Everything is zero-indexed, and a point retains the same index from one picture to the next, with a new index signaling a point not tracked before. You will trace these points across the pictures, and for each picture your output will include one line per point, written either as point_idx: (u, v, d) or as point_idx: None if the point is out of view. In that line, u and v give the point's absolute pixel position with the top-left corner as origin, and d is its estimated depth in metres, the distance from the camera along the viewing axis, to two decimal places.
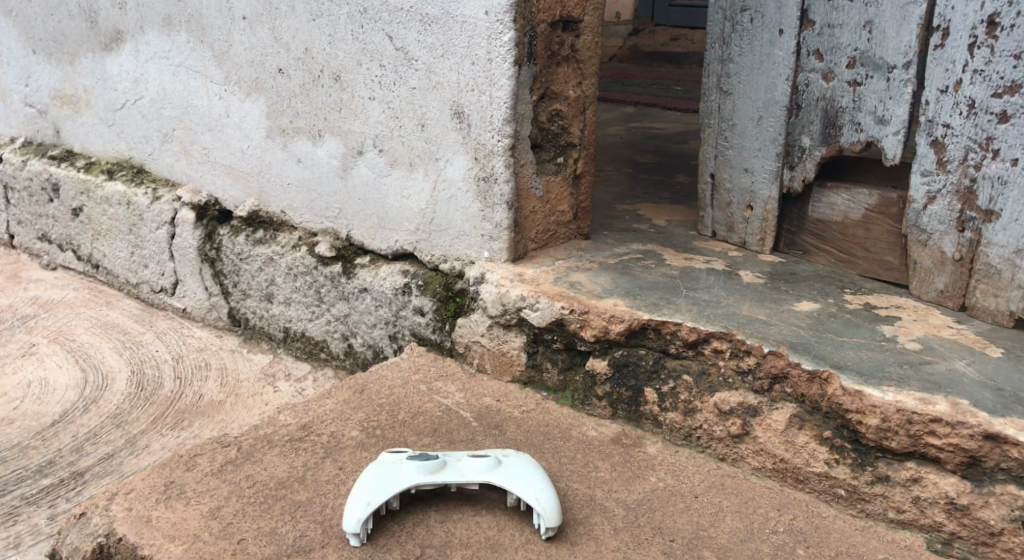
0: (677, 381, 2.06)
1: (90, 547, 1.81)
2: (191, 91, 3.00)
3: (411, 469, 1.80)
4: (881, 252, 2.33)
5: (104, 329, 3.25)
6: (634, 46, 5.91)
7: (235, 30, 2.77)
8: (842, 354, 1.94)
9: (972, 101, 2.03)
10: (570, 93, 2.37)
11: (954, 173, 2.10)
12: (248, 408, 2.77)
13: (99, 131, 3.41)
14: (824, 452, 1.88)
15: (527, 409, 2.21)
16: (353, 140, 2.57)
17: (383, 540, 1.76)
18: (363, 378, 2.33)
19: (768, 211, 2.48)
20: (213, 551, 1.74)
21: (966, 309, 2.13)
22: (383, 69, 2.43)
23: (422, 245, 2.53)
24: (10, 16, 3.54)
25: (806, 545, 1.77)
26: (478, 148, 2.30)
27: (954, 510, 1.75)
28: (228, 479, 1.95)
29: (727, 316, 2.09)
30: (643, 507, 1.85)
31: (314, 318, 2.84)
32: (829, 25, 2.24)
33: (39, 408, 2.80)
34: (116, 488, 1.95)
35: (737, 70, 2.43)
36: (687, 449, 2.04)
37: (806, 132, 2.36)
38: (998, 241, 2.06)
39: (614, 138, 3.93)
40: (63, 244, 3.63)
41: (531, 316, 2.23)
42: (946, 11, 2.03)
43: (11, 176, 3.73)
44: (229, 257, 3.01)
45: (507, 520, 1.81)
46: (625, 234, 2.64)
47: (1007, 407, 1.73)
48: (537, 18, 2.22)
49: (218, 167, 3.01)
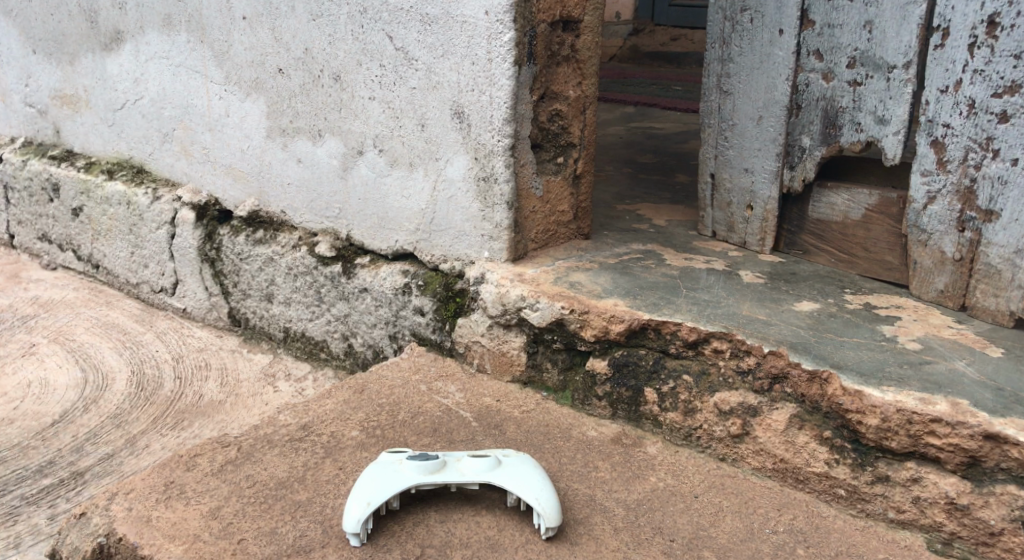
0: (677, 381, 2.06)
1: (90, 547, 1.80)
2: (190, 91, 3.00)
3: (412, 469, 1.80)
4: (881, 252, 2.32)
5: (104, 329, 3.25)
6: (634, 46, 5.91)
7: (235, 30, 2.77)
8: (842, 354, 1.93)
9: (972, 101, 2.03)
10: (570, 93, 2.37)
11: (954, 172, 2.10)
12: (248, 408, 2.77)
13: (99, 131, 3.42)
14: (824, 452, 1.88)
15: (527, 409, 2.21)
16: (353, 140, 2.57)
17: (383, 540, 1.76)
18: (363, 378, 2.33)
19: (768, 211, 2.48)
20: (213, 551, 1.75)
21: (966, 309, 2.13)
22: (382, 68, 2.43)
23: (422, 245, 2.52)
24: (10, 16, 3.55)
25: (807, 545, 1.77)
26: (478, 148, 2.30)
27: (954, 510, 1.75)
28: (228, 479, 1.95)
29: (727, 317, 2.09)
30: (643, 508, 1.85)
31: (314, 318, 2.84)
32: (829, 25, 2.24)
33: (39, 408, 2.80)
34: (116, 487, 1.95)
35: (737, 70, 2.43)
36: (687, 449, 2.04)
37: (806, 132, 2.36)
38: (998, 242, 2.06)
39: (614, 138, 3.93)
40: (63, 244, 3.63)
41: (531, 316, 2.23)
42: (946, 11, 2.03)
43: (11, 176, 3.73)
44: (229, 256, 3.01)
45: (507, 520, 1.81)
46: (625, 234, 2.64)
47: (1007, 408, 1.73)
48: (537, 18, 2.21)
49: (218, 166, 3.01)
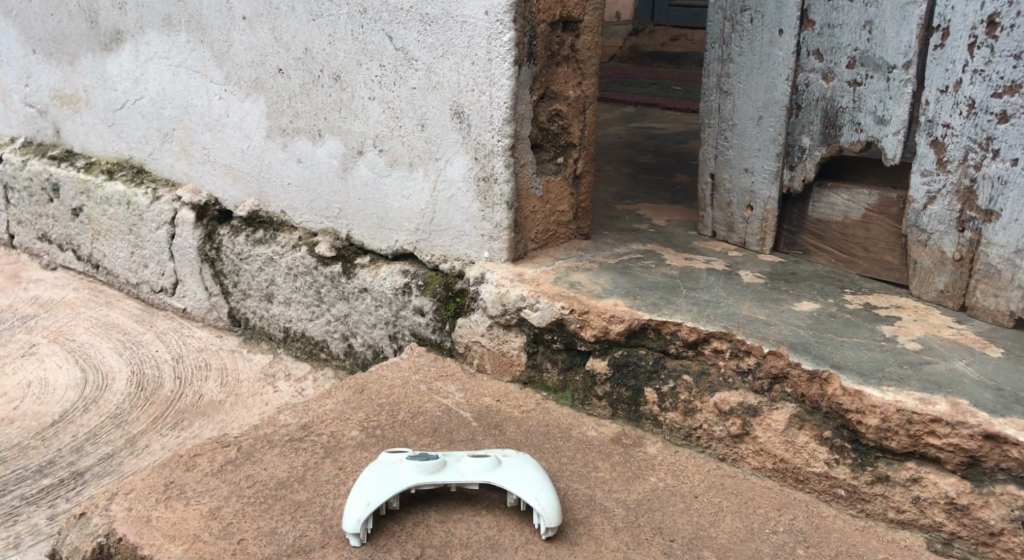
0: (677, 381, 2.06)
1: (90, 547, 1.80)
2: (190, 91, 3.00)
3: (411, 469, 1.80)
4: (881, 252, 2.33)
5: (104, 329, 3.25)
6: (634, 46, 5.91)
7: (235, 30, 2.77)
8: (842, 354, 1.93)
9: (972, 101, 2.03)
10: (570, 93, 2.37)
11: (954, 173, 2.10)
12: (248, 408, 2.77)
13: (99, 131, 3.42)
14: (824, 451, 1.88)
15: (527, 409, 2.21)
16: (353, 140, 2.57)
17: (383, 540, 1.76)
18: (363, 378, 2.34)
19: (768, 211, 2.48)
20: (213, 551, 1.75)
21: (966, 309, 2.13)
22: (382, 69, 2.43)
23: (422, 245, 2.53)
24: (10, 16, 3.55)
25: (806, 545, 1.77)
26: (478, 148, 2.30)
27: (954, 510, 1.75)
28: (228, 479, 1.95)
29: (727, 316, 2.09)
30: (643, 508, 1.85)
31: (314, 318, 2.84)
32: (829, 25, 2.25)
33: (39, 408, 2.80)
34: (116, 487, 1.95)
35: (737, 70, 2.43)
36: (687, 449, 2.04)
37: (806, 132, 2.36)
38: (998, 242, 2.06)
39: (614, 138, 3.93)
40: (63, 244, 3.63)
41: (531, 316, 2.23)
42: (946, 11, 2.03)
43: (11, 176, 3.73)
44: (229, 257, 3.01)
45: (507, 520, 1.81)
46: (625, 234, 2.64)
47: (1007, 408, 1.73)
48: (537, 18, 2.21)
49: (218, 166, 3.01)
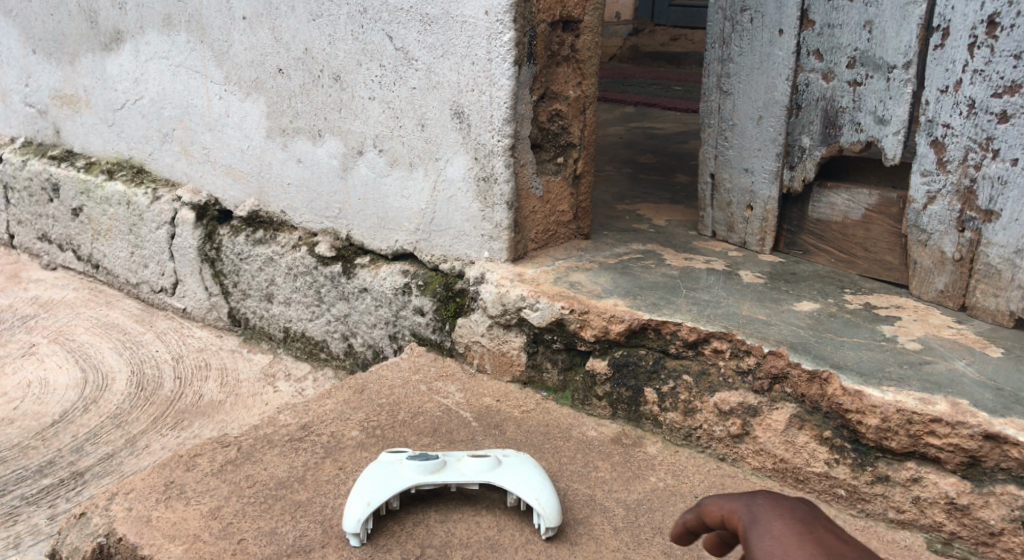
0: (677, 381, 2.06)
1: (90, 547, 1.80)
2: (190, 91, 3.00)
3: (411, 470, 1.80)
4: (881, 252, 2.33)
5: (105, 329, 3.25)
6: (634, 46, 5.90)
7: (235, 30, 2.77)
8: (842, 354, 1.93)
9: (972, 101, 2.03)
10: (570, 93, 2.37)
11: (954, 172, 2.10)
12: (248, 408, 2.77)
13: (99, 131, 3.41)
14: (824, 452, 1.88)
15: (527, 409, 2.21)
16: (353, 140, 2.57)
17: (383, 540, 1.76)
18: (363, 379, 2.34)
19: (768, 211, 2.48)
20: (213, 551, 1.75)
21: (966, 309, 2.13)
22: (383, 69, 2.43)
23: (422, 245, 2.52)
24: (10, 16, 3.54)
25: None
26: (478, 148, 2.30)
27: (954, 510, 1.75)
28: (228, 479, 1.95)
29: (727, 316, 2.09)
30: (643, 508, 1.85)
31: (314, 318, 2.84)
32: (829, 25, 2.25)
33: (39, 408, 2.80)
34: (116, 487, 1.95)
35: (737, 70, 2.43)
36: (687, 449, 2.04)
37: (806, 132, 2.36)
38: (998, 242, 2.06)
39: (614, 138, 3.92)
40: (63, 244, 3.63)
41: (531, 316, 2.23)
42: (946, 11, 2.03)
43: (11, 176, 3.73)
44: (229, 257, 3.01)
45: (507, 520, 1.81)
46: (625, 234, 2.64)
47: (1007, 408, 1.73)
48: (537, 18, 2.21)
49: (218, 166, 3.01)
